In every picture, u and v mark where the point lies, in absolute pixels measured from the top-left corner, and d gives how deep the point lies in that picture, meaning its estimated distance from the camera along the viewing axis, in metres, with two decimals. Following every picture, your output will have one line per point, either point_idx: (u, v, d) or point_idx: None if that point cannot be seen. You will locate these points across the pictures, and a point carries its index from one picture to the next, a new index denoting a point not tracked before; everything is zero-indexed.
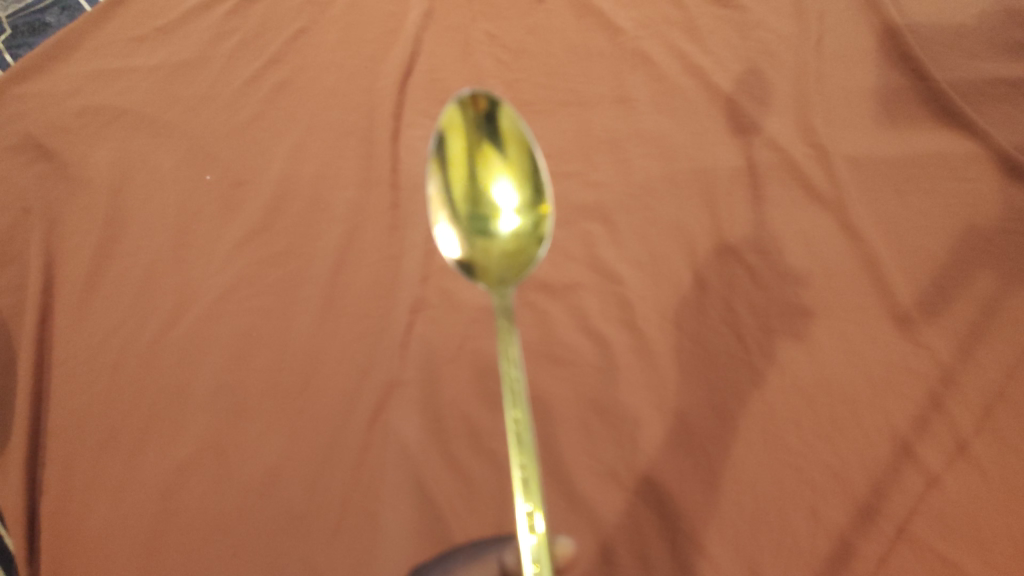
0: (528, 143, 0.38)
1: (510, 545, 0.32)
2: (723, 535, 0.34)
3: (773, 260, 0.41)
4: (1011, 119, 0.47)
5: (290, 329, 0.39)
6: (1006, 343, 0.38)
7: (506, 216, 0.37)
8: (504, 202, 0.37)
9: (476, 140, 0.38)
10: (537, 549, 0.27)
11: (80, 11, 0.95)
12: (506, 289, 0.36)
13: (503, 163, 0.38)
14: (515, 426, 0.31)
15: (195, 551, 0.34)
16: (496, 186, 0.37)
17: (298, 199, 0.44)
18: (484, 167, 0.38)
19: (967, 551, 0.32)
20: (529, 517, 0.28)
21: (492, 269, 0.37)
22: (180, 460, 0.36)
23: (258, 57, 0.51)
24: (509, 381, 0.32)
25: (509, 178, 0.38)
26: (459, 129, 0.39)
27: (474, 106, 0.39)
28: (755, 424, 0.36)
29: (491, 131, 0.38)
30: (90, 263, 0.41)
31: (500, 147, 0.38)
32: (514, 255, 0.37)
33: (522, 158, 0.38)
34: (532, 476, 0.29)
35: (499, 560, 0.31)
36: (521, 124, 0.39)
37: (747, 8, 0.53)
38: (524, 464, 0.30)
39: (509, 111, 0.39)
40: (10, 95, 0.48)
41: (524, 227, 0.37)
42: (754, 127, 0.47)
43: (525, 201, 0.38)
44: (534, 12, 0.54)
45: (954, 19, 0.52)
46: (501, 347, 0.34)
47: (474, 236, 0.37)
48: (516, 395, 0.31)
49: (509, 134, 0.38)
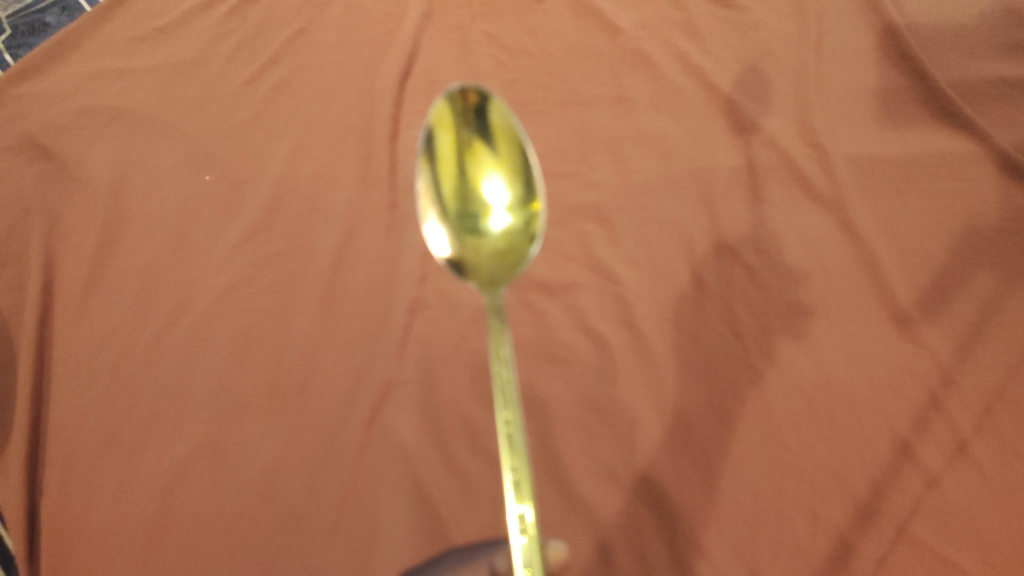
0: (519, 139, 0.38)
1: (502, 549, 0.32)
2: (721, 535, 0.34)
3: (772, 260, 0.41)
4: (1011, 119, 0.47)
5: (289, 329, 0.39)
6: (1005, 343, 0.38)
7: (497, 214, 0.37)
8: (494, 200, 0.37)
9: (467, 136, 0.38)
10: (527, 552, 0.28)
11: (81, 11, 0.95)
12: (496, 288, 0.36)
13: (494, 160, 0.38)
14: (507, 427, 0.31)
15: (194, 550, 0.34)
16: (487, 183, 0.37)
17: (298, 199, 0.44)
18: (475, 164, 0.38)
19: (968, 552, 0.32)
20: (520, 520, 0.28)
21: (483, 268, 0.37)
22: (178, 458, 0.36)
23: (257, 57, 0.51)
24: (501, 382, 0.33)
25: (500, 175, 0.38)
26: (450, 125, 0.39)
27: (464, 101, 0.39)
28: (754, 424, 0.36)
29: (481, 127, 0.38)
30: (90, 263, 0.41)
31: (491, 144, 0.38)
32: (505, 254, 0.37)
33: (513, 155, 0.38)
34: (524, 478, 0.30)
35: (490, 563, 0.31)
36: (512, 119, 0.39)
37: (747, 9, 0.53)
38: (515, 466, 0.30)
39: (500, 107, 0.39)
40: (10, 95, 0.48)
41: (515, 225, 0.38)
42: (753, 127, 0.47)
43: (517, 198, 0.38)
44: (534, 12, 0.54)
45: (954, 19, 0.52)
46: (492, 347, 0.34)
47: (464, 234, 0.37)
48: (507, 398, 0.32)
49: (500, 130, 0.38)
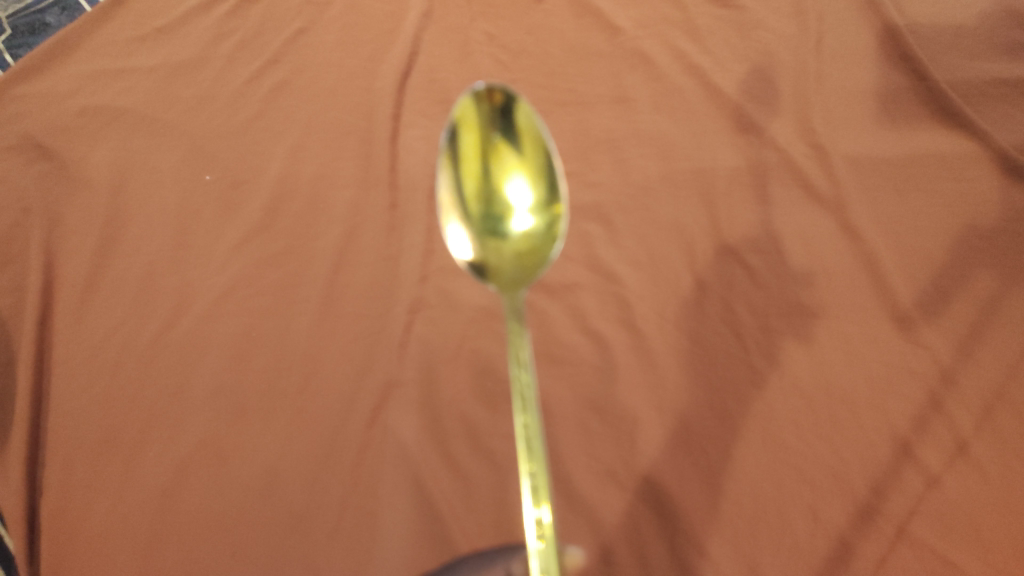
0: (544, 140, 0.38)
1: (518, 554, 0.33)
2: (722, 535, 0.34)
3: (772, 260, 0.41)
4: (1011, 119, 0.47)
5: (289, 328, 0.39)
6: (1005, 342, 0.38)
7: (520, 216, 0.38)
8: (517, 202, 0.38)
9: (492, 136, 0.38)
10: (543, 557, 0.28)
11: (80, 11, 0.95)
12: (518, 290, 0.36)
13: (518, 161, 0.38)
14: (525, 432, 0.31)
15: (193, 550, 0.34)
16: (511, 185, 0.38)
17: (298, 199, 0.44)
18: (499, 165, 0.38)
19: (968, 552, 0.32)
20: (538, 524, 0.29)
21: (504, 270, 0.37)
22: (179, 458, 0.36)
23: (256, 57, 0.51)
24: (521, 387, 0.32)
25: (524, 176, 0.38)
26: (475, 124, 0.39)
27: (490, 100, 0.39)
28: (755, 425, 0.36)
29: (507, 127, 0.38)
30: (89, 263, 0.41)
31: (515, 144, 0.38)
32: (527, 256, 0.37)
33: (537, 156, 0.38)
34: (542, 483, 0.30)
35: (506, 568, 0.32)
36: (536, 119, 0.39)
37: (747, 8, 0.53)
38: (533, 471, 0.30)
39: (526, 108, 0.39)
40: (10, 95, 0.48)
41: (537, 227, 0.38)
42: (754, 127, 0.47)
43: (539, 200, 0.38)
44: (534, 12, 0.54)
45: (954, 19, 0.52)
46: (512, 351, 0.34)
47: (486, 237, 0.37)
48: (526, 402, 0.32)
49: (526, 131, 0.39)
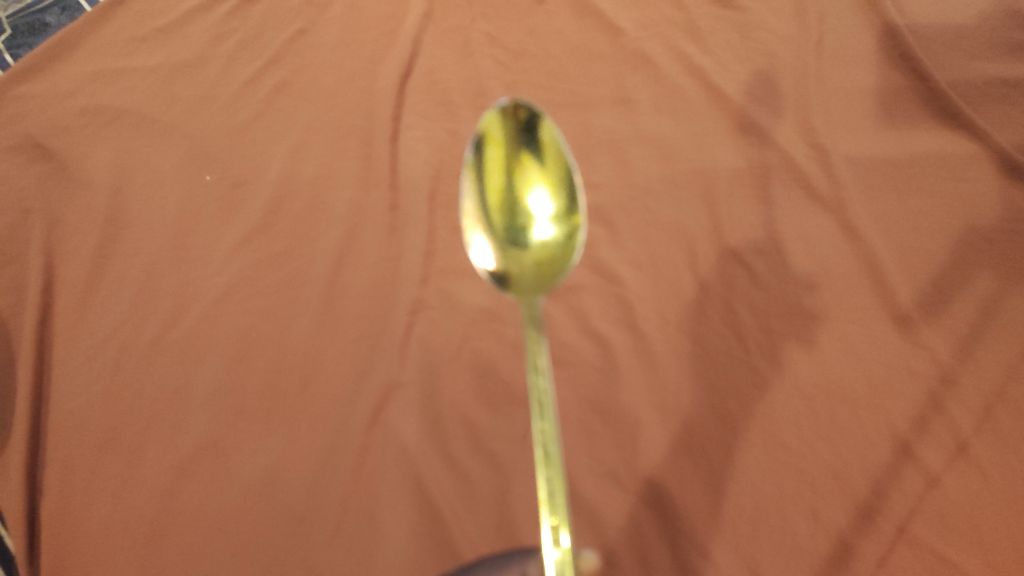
0: (565, 155, 0.39)
1: (534, 556, 0.32)
2: (722, 535, 0.34)
3: (773, 261, 0.41)
4: (1011, 119, 0.47)
5: (290, 328, 0.39)
6: (1006, 343, 0.37)
7: (540, 225, 0.38)
8: (538, 211, 0.38)
9: (515, 150, 0.39)
10: (560, 564, 0.28)
11: (80, 11, 0.95)
12: (537, 297, 0.36)
13: (539, 172, 0.39)
14: (542, 438, 0.31)
15: (194, 549, 0.34)
16: (532, 195, 0.38)
17: (299, 199, 0.44)
18: (522, 176, 0.38)
19: (968, 552, 0.32)
20: (553, 531, 0.29)
21: (524, 278, 0.37)
22: (180, 458, 0.36)
23: (256, 58, 0.51)
24: (538, 393, 0.33)
25: (544, 187, 0.38)
26: (499, 140, 0.40)
27: (514, 118, 0.40)
28: (755, 426, 0.36)
29: (530, 141, 0.39)
30: (89, 264, 0.41)
31: (537, 158, 0.39)
32: (545, 265, 0.37)
33: (558, 169, 0.39)
34: (558, 491, 0.30)
35: (522, 569, 0.32)
36: (558, 135, 0.40)
37: (747, 8, 0.53)
38: (549, 478, 0.30)
39: (548, 124, 0.40)
40: (10, 95, 0.48)
41: (556, 236, 0.38)
42: (753, 127, 0.47)
43: (559, 211, 0.38)
44: (534, 13, 0.54)
45: (954, 19, 0.52)
46: (530, 357, 0.34)
47: (507, 245, 0.38)
48: (543, 408, 0.32)
49: (548, 145, 0.39)
